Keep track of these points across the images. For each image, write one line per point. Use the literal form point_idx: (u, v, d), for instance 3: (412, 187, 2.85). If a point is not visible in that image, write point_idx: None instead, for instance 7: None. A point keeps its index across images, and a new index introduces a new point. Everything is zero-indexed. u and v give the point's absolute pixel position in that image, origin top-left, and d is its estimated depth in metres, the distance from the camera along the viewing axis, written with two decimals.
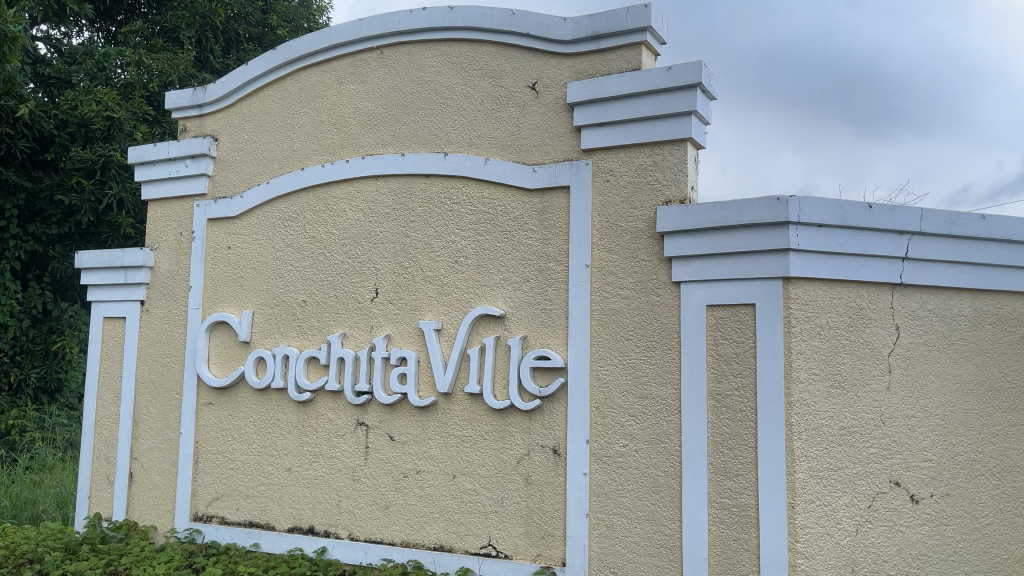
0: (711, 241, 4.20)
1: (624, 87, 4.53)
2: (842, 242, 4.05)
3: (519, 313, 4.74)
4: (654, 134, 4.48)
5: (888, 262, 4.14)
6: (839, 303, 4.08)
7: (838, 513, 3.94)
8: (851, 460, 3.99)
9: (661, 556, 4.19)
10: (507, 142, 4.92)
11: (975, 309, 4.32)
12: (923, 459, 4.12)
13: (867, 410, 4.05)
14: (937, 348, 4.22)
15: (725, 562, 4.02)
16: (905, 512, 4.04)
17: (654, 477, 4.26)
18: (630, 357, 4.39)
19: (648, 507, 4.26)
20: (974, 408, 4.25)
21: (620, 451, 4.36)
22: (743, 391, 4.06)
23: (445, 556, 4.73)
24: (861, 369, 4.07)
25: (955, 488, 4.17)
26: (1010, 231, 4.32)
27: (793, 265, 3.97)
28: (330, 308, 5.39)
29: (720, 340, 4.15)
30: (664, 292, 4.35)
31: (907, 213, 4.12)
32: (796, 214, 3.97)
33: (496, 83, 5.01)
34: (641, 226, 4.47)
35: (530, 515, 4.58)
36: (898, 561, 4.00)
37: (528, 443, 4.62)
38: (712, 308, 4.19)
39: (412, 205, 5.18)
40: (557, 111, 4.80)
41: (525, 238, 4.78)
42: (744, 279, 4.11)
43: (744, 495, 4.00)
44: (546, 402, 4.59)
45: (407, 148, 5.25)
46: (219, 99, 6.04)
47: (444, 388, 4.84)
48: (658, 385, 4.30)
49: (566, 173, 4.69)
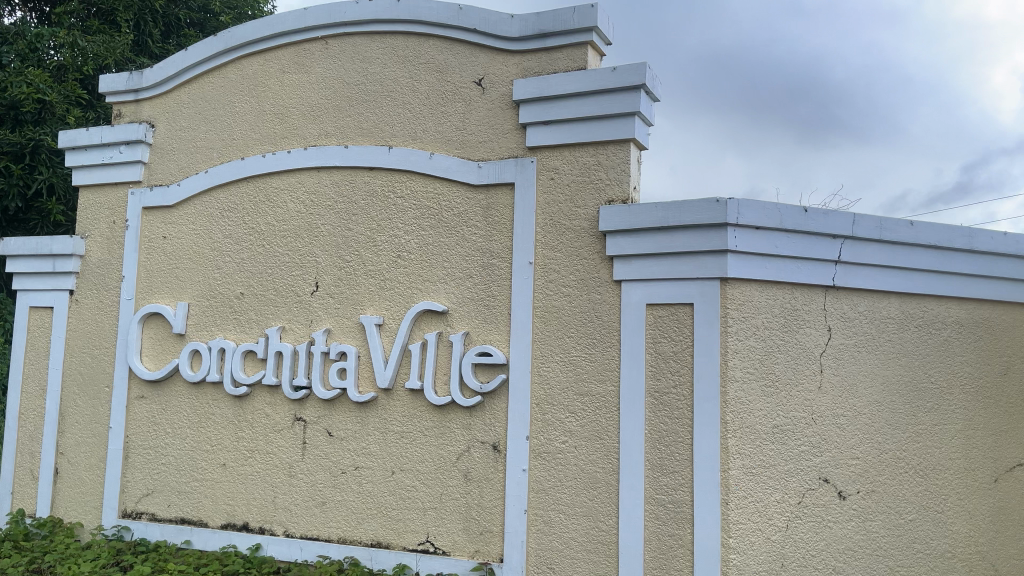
0: (652, 241, 4.26)
1: (569, 86, 4.55)
2: (778, 244, 4.15)
3: (462, 309, 4.73)
4: (598, 133, 4.51)
5: (821, 265, 4.25)
6: (774, 304, 4.18)
7: (769, 509, 4.03)
8: (783, 457, 4.10)
9: (597, 551, 4.24)
10: (452, 137, 4.91)
11: (902, 312, 4.46)
12: (851, 456, 4.24)
13: (798, 409, 4.15)
14: (866, 349, 4.35)
15: (660, 559, 4.08)
16: (833, 508, 4.16)
17: (592, 474, 4.30)
18: (571, 355, 4.42)
19: (585, 503, 4.30)
20: (899, 407, 4.39)
21: (560, 447, 4.39)
22: (680, 389, 4.13)
23: (382, 553, 4.70)
24: (795, 368, 4.18)
25: (880, 485, 4.30)
26: (937, 237, 4.47)
27: (730, 266, 4.06)
28: (268, 300, 5.29)
29: (658, 338, 4.22)
30: (606, 290, 4.39)
31: (840, 218, 4.25)
32: (734, 216, 4.06)
33: (441, 78, 4.99)
34: (584, 225, 4.50)
35: (469, 511, 4.58)
36: (826, 555, 4.12)
37: (468, 440, 4.62)
38: (651, 306, 4.26)
39: (355, 198, 5.12)
40: (502, 108, 4.81)
41: (469, 233, 4.78)
42: (683, 279, 4.18)
43: (679, 492, 4.07)
44: (487, 398, 4.59)
45: (350, 140, 5.18)
46: (156, 85, 5.89)
47: (384, 383, 4.79)
48: (599, 382, 4.34)
49: (511, 170, 4.69)
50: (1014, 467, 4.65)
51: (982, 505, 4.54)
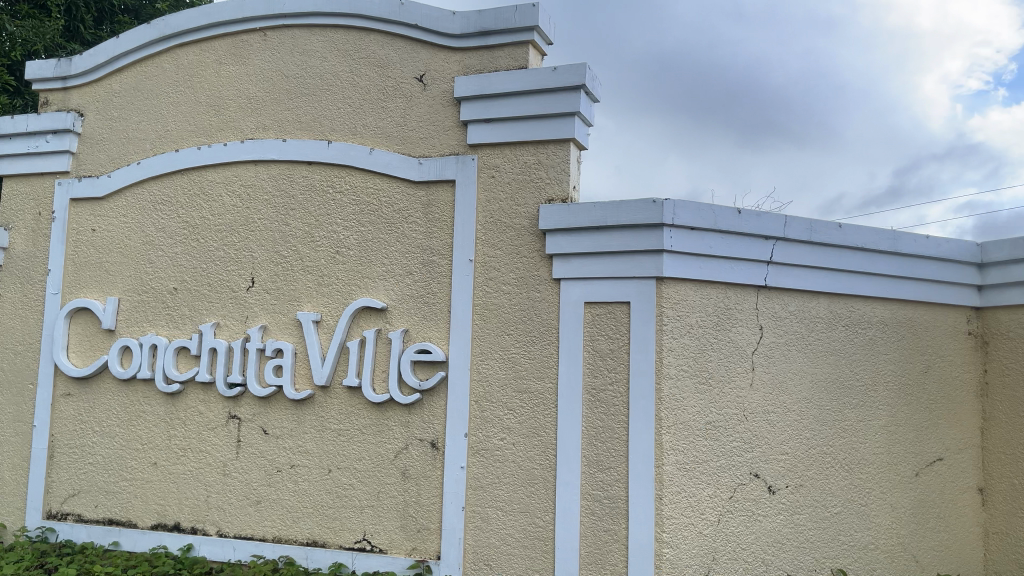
0: (591, 240, 4.31)
1: (510, 85, 4.57)
2: (712, 245, 4.24)
3: (401, 306, 4.71)
4: (538, 132, 4.54)
5: (754, 265, 4.36)
6: (708, 303, 4.27)
7: (702, 504, 4.12)
8: (715, 453, 4.19)
9: (534, 547, 4.27)
10: (393, 133, 4.88)
11: (830, 312, 4.60)
12: (781, 452, 4.36)
13: (731, 405, 4.25)
14: (796, 347, 4.48)
15: (596, 554, 4.13)
16: (762, 502, 4.27)
17: (530, 470, 4.33)
18: (510, 352, 4.44)
19: (523, 500, 4.33)
20: (827, 404, 4.53)
21: (498, 444, 4.41)
22: (617, 386, 4.19)
23: (318, 551, 4.65)
24: (727, 366, 4.28)
25: (808, 479, 4.43)
26: (863, 240, 4.62)
27: (665, 266, 4.14)
28: (202, 296, 5.18)
29: (596, 336, 4.27)
30: (545, 288, 4.42)
31: (771, 220, 4.36)
32: (670, 217, 4.13)
33: (382, 73, 4.95)
34: (524, 223, 4.52)
35: (407, 508, 4.56)
36: (755, 549, 4.22)
37: (406, 437, 4.61)
38: (589, 304, 4.31)
39: (293, 192, 5.05)
40: (443, 105, 4.80)
41: (409, 230, 4.75)
42: (621, 278, 4.24)
43: (614, 487, 4.13)
44: (426, 396, 4.59)
45: (289, 134, 5.11)
46: (86, 73, 5.72)
47: (321, 380, 4.74)
48: (537, 380, 4.37)
49: (452, 167, 4.69)
50: (934, 462, 4.83)
51: (904, 498, 4.71)
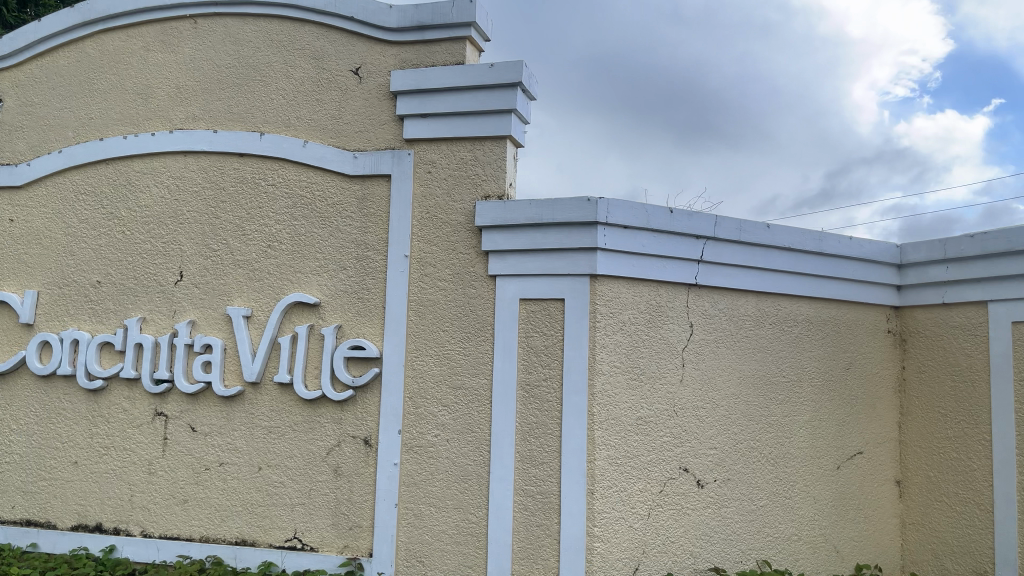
0: (526, 237, 4.33)
1: (447, 80, 4.56)
2: (645, 243, 4.31)
3: (334, 302, 4.66)
4: (475, 128, 4.54)
5: (685, 264, 4.45)
6: (641, 300, 4.34)
7: (632, 498, 4.19)
8: (646, 448, 4.26)
9: (466, 543, 4.28)
10: (328, 126, 4.81)
11: (758, 310, 4.73)
12: (709, 446, 4.46)
13: (661, 401, 4.33)
14: (725, 345, 4.59)
15: (528, 549, 4.16)
16: (691, 496, 4.37)
17: (464, 467, 4.33)
18: (444, 349, 4.44)
19: (456, 496, 4.33)
20: (754, 399, 4.65)
21: (432, 441, 4.40)
22: (550, 382, 4.23)
23: (247, 551, 4.57)
24: (659, 362, 4.35)
25: (735, 473, 4.54)
26: (790, 240, 4.76)
27: (599, 263, 4.19)
28: (127, 289, 5.03)
29: (531, 332, 4.29)
30: (480, 285, 4.43)
31: (702, 219, 4.46)
32: (604, 215, 4.19)
33: (317, 65, 4.88)
34: (459, 219, 4.52)
35: (339, 506, 4.52)
36: (684, 541, 4.32)
37: (339, 434, 4.56)
38: (524, 301, 4.33)
39: (223, 185, 4.94)
40: (379, 98, 4.75)
41: (343, 225, 4.70)
42: (555, 275, 4.27)
43: (547, 482, 4.17)
44: (359, 392, 4.55)
45: (220, 125, 5.00)
46: (5, 57, 5.50)
47: (252, 376, 4.65)
48: (472, 376, 4.37)
49: (387, 161, 4.65)
50: (855, 455, 5.00)
51: (826, 490, 4.87)
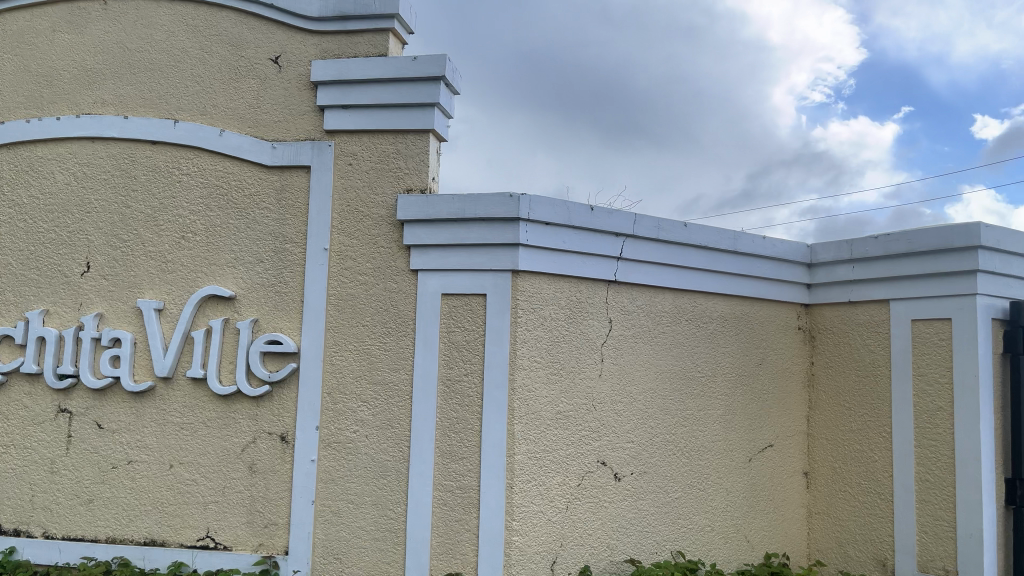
0: (448, 232, 4.32)
1: (369, 72, 4.51)
2: (566, 240, 4.36)
3: (250, 295, 4.55)
4: (397, 121, 4.50)
5: (605, 261, 4.52)
6: (561, 296, 4.38)
7: (551, 492, 4.23)
8: (564, 442, 4.31)
9: (384, 539, 4.24)
10: (245, 115, 4.70)
11: (675, 306, 4.84)
12: (626, 440, 4.55)
13: (581, 395, 4.39)
14: (643, 340, 4.68)
15: (446, 544, 4.16)
16: (608, 489, 4.44)
17: (383, 462, 4.30)
18: (364, 343, 4.39)
19: (374, 492, 4.29)
20: (670, 394, 4.76)
21: (350, 437, 4.35)
22: (471, 377, 4.23)
23: (156, 551, 4.43)
24: (578, 357, 4.40)
25: (651, 466, 4.64)
26: (706, 238, 4.89)
27: (521, 259, 4.21)
28: (29, 280, 4.81)
29: (452, 328, 4.29)
30: (401, 279, 4.39)
31: (622, 217, 4.54)
32: (526, 211, 4.21)
33: (235, 52, 4.75)
34: (381, 213, 4.47)
35: (254, 504, 4.42)
36: (601, 533, 4.39)
37: (254, 430, 4.46)
38: (445, 296, 4.32)
39: (134, 173, 4.76)
40: (299, 88, 4.66)
41: (260, 216, 4.60)
42: (477, 271, 4.28)
43: (467, 477, 4.17)
44: (276, 387, 4.46)
45: (131, 111, 4.82)
46: None
47: (163, 371, 4.51)
48: (391, 371, 4.34)
49: (307, 152, 4.57)
50: (765, 448, 5.17)
51: (738, 482, 5.02)
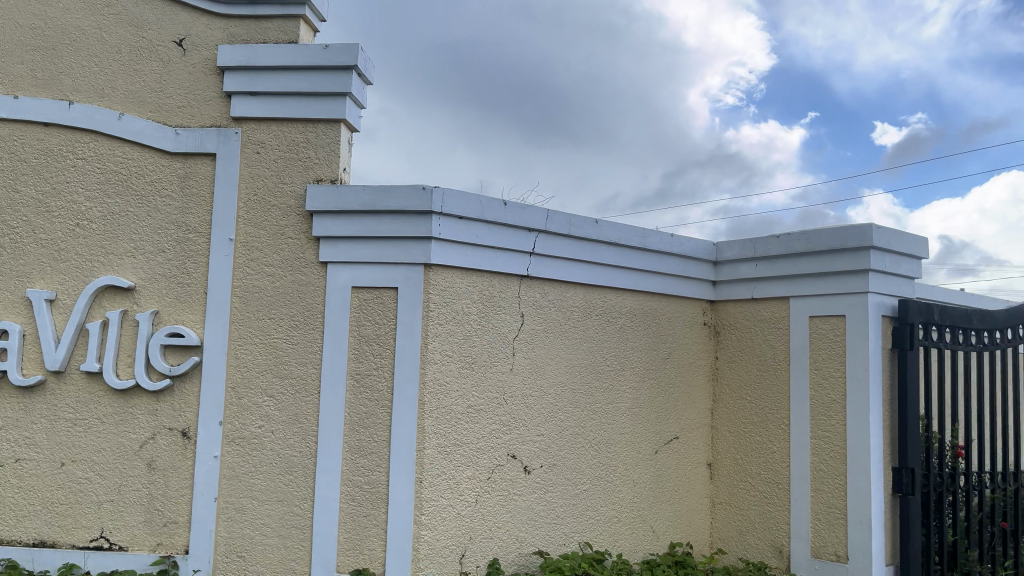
0: (359, 224, 4.26)
1: (279, 59, 4.40)
2: (479, 234, 4.36)
3: (151, 286, 4.39)
4: (307, 110, 4.41)
5: (517, 256, 4.55)
6: (473, 291, 4.38)
7: (460, 485, 4.23)
8: (475, 436, 4.31)
9: (290, 536, 4.16)
10: (147, 99, 4.52)
11: (586, 301, 4.91)
12: (536, 433, 4.59)
13: (492, 389, 4.40)
14: (554, 335, 4.73)
15: (354, 540, 4.11)
16: (518, 482, 4.47)
17: (289, 458, 4.21)
18: (270, 337, 4.29)
19: (280, 488, 4.20)
20: (580, 387, 4.83)
21: (255, 432, 4.25)
22: (381, 371, 4.19)
23: (47, 553, 4.23)
24: (490, 351, 4.42)
25: (561, 459, 4.70)
26: (616, 235, 4.99)
27: (433, 253, 4.19)
28: None
29: (362, 321, 4.23)
30: (310, 271, 4.31)
31: (535, 212, 4.58)
32: (439, 205, 4.19)
33: (136, 32, 4.56)
34: (289, 203, 4.37)
35: (152, 502, 4.27)
36: (510, 526, 4.42)
37: (154, 426, 4.30)
38: (356, 289, 4.26)
39: (24, 156, 4.51)
40: (205, 73, 4.52)
41: (162, 204, 4.43)
42: (388, 264, 4.23)
43: (376, 472, 4.13)
44: (177, 382, 4.31)
45: (21, 91, 4.56)
46: None
47: (55, 365, 4.29)
48: (299, 364, 4.26)
49: (213, 139, 4.43)
50: (671, 440, 5.31)
51: (645, 474, 5.14)
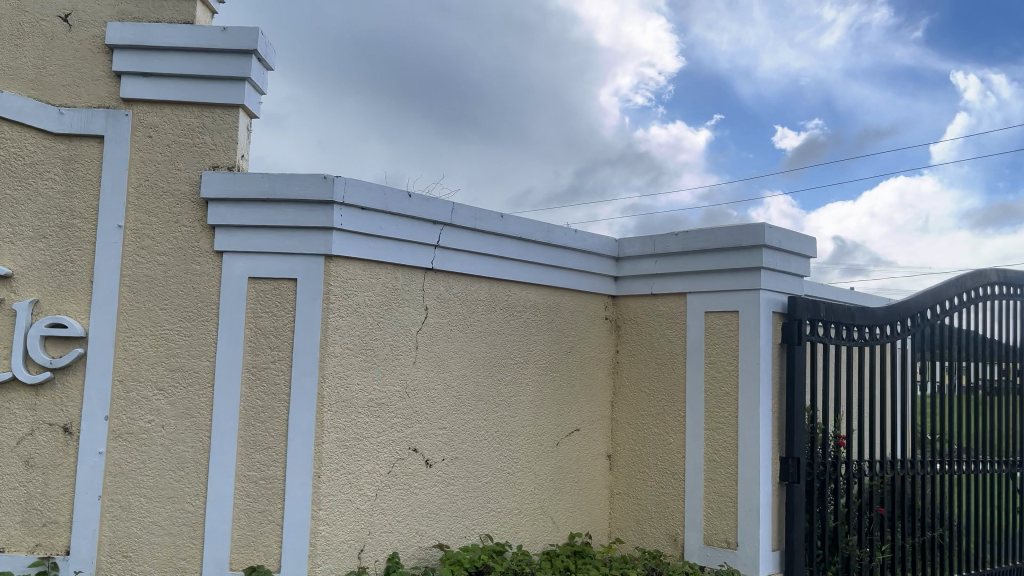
0: (257, 213, 4.14)
1: (173, 39, 4.23)
2: (382, 226, 4.31)
3: (30, 274, 4.15)
4: (203, 94, 4.26)
5: (421, 248, 4.52)
6: (376, 283, 4.33)
7: (360, 480, 4.18)
8: (375, 429, 4.27)
9: (180, 534, 4.03)
10: (28, 76, 4.27)
11: (490, 295, 4.93)
12: (439, 426, 4.58)
13: (393, 382, 4.37)
14: (458, 328, 4.73)
15: (248, 537, 4.01)
16: (419, 475, 4.46)
17: (180, 453, 4.07)
18: (161, 328, 4.13)
19: (170, 485, 4.05)
20: (483, 380, 4.85)
21: (144, 427, 4.08)
22: (279, 364, 4.09)
23: None
24: (392, 344, 4.38)
25: (462, 452, 4.70)
26: (521, 229, 5.03)
27: (334, 244, 4.11)
28: None
29: (259, 313, 4.12)
30: (205, 261, 4.17)
31: (439, 205, 4.57)
32: (341, 195, 4.11)
33: (17, 5, 4.30)
34: (183, 189, 4.22)
35: (30, 501, 4.05)
36: (410, 520, 4.40)
37: (32, 422, 4.08)
38: (253, 280, 4.14)
39: None
40: (93, 51, 4.30)
41: (44, 188, 4.20)
42: (287, 254, 4.13)
43: (272, 467, 4.04)
44: (59, 375, 4.10)
45: None
46: None
47: None
48: (192, 357, 4.11)
49: (101, 121, 4.22)
50: (572, 433, 5.39)
51: (546, 466, 5.20)
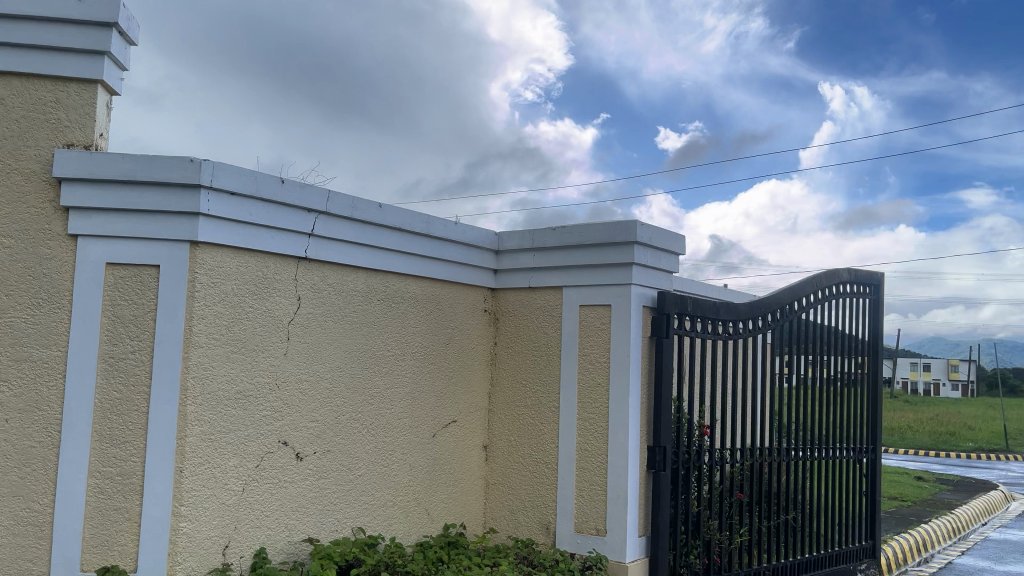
0: (116, 195, 3.92)
1: (23, 7, 3.95)
2: (253, 212, 4.17)
3: None
4: (57, 67, 4.00)
5: (294, 236, 4.40)
6: (245, 271, 4.18)
7: (226, 474, 4.04)
8: (243, 422, 4.13)
9: (26, 535, 3.81)
10: None
11: (367, 286, 4.87)
12: (310, 419, 4.49)
13: (262, 374, 4.24)
14: (332, 319, 4.64)
15: (102, 535, 3.81)
16: (288, 469, 4.36)
17: (26, 449, 3.83)
18: (7, 316, 3.88)
19: (15, 482, 3.82)
20: (358, 371, 4.78)
21: None
22: (138, 354, 3.89)
23: None
24: (261, 335, 4.25)
25: (335, 445, 4.63)
26: (400, 220, 4.98)
27: (200, 229, 3.92)
28: None
29: (117, 300, 3.91)
30: (57, 244, 3.92)
31: (314, 193, 4.46)
32: (208, 178, 3.94)
33: None
34: (34, 168, 3.95)
35: None
36: (278, 515, 4.29)
37: None
38: (111, 266, 3.93)
39: None
40: None
41: None
42: (149, 240, 3.93)
43: (129, 462, 3.84)
44: None
45: None
46: None
47: None
48: (40, 347, 3.87)
49: None
50: (448, 424, 5.40)
51: (422, 458, 5.19)
